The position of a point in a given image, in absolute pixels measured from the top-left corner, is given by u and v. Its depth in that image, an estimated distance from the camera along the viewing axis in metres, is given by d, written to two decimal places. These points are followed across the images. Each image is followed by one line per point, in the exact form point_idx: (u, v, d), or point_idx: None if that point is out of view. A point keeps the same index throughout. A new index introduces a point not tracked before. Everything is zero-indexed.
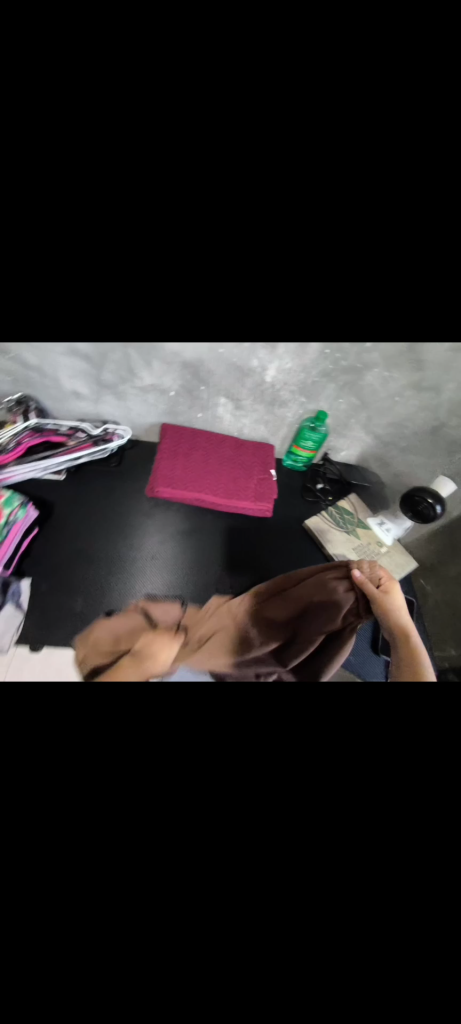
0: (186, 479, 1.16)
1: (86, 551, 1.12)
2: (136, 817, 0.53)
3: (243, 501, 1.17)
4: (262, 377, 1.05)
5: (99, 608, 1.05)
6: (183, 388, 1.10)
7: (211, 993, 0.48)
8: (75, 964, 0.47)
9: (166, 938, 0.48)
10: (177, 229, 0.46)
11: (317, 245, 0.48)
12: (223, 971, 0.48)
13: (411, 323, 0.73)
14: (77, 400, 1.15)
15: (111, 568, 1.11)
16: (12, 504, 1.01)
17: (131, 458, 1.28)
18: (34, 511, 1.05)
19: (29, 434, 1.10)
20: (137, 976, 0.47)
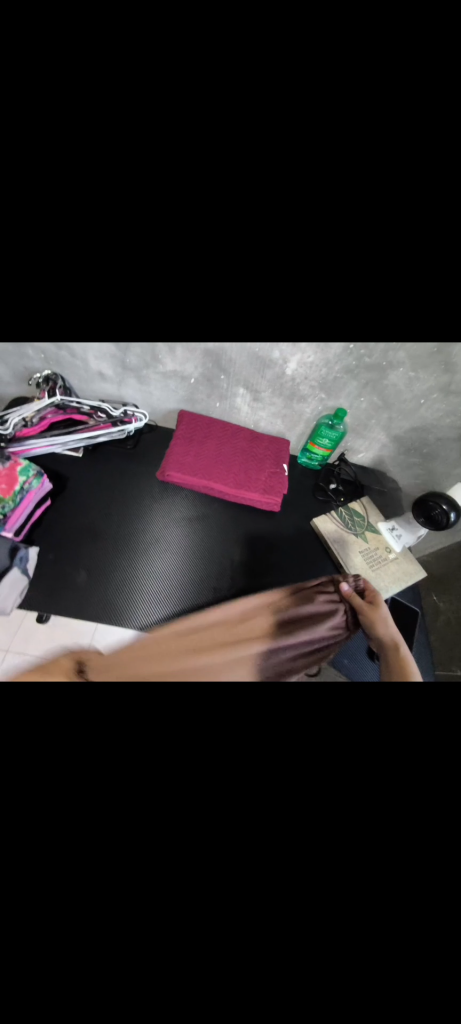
0: (198, 466, 1.17)
1: (95, 528, 1.16)
2: None
3: (253, 494, 1.17)
4: (283, 370, 1.03)
5: (102, 582, 1.10)
6: (202, 376, 1.11)
7: None
8: None
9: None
10: (200, 219, 0.45)
11: (344, 240, 0.46)
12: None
13: (440, 323, 0.69)
14: (101, 382, 1.19)
15: (117, 546, 1.15)
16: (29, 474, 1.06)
17: (147, 441, 1.31)
18: (48, 482, 1.10)
19: (53, 410, 1.14)
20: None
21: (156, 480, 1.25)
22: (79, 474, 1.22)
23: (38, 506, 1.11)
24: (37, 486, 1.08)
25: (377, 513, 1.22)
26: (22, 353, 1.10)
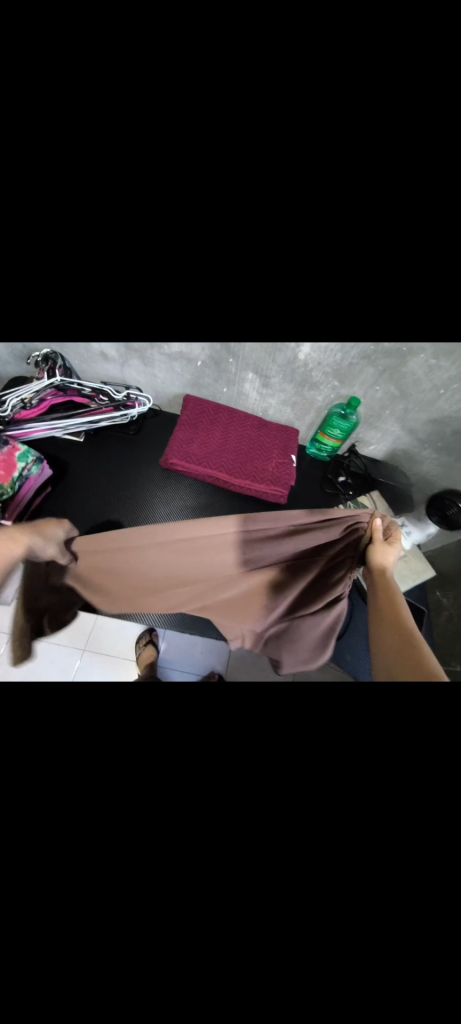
0: (203, 455, 1.13)
1: (96, 516, 1.13)
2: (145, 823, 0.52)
3: (258, 483, 1.12)
4: (295, 354, 0.97)
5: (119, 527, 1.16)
6: (210, 359, 1.05)
7: (169, 982, 0.48)
8: (74, 947, 0.49)
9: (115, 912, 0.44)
10: (212, 211, 0.41)
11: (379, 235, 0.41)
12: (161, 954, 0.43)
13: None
14: (103, 362, 1.13)
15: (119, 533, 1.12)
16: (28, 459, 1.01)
17: (151, 427, 1.26)
18: (48, 469, 1.06)
19: (52, 391, 1.09)
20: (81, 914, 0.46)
21: (158, 468, 1.21)
22: (80, 460, 1.18)
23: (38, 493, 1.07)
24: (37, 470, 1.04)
25: (385, 507, 1.19)
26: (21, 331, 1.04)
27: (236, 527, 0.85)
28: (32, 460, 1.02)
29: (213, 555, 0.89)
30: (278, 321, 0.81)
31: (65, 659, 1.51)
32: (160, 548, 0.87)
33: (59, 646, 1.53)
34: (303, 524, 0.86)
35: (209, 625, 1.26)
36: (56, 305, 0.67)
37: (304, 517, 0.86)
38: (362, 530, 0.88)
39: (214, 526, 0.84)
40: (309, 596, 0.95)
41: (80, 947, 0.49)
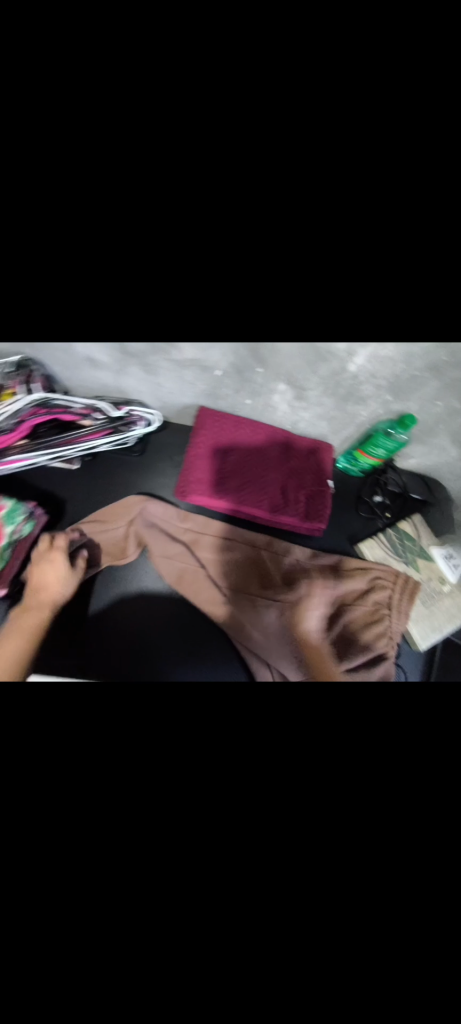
0: (224, 485, 0.95)
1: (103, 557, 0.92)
2: None
3: (288, 516, 0.96)
4: (344, 365, 0.76)
5: (124, 572, 0.94)
6: (233, 367, 0.82)
7: (227, 992, 0.51)
8: (139, 981, 0.51)
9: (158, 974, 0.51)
10: None
11: None
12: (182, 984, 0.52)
13: None
14: (92, 369, 0.89)
15: (130, 577, 0.94)
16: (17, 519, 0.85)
17: (157, 444, 1.03)
18: (43, 519, 0.88)
19: (32, 411, 0.87)
20: (126, 962, 0.52)
21: (170, 495, 1.00)
22: (78, 493, 0.97)
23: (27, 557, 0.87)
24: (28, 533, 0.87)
25: (429, 535, 1.06)
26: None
27: (266, 555, 0.96)
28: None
29: (264, 566, 0.95)
30: (338, 323, 0.59)
31: None
32: (220, 546, 0.95)
33: None
34: (328, 559, 0.98)
35: (175, 650, 0.89)
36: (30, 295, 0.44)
37: (339, 558, 0.99)
38: (388, 586, 0.95)
39: (244, 542, 0.96)
40: (339, 637, 0.89)
41: (146, 978, 0.51)
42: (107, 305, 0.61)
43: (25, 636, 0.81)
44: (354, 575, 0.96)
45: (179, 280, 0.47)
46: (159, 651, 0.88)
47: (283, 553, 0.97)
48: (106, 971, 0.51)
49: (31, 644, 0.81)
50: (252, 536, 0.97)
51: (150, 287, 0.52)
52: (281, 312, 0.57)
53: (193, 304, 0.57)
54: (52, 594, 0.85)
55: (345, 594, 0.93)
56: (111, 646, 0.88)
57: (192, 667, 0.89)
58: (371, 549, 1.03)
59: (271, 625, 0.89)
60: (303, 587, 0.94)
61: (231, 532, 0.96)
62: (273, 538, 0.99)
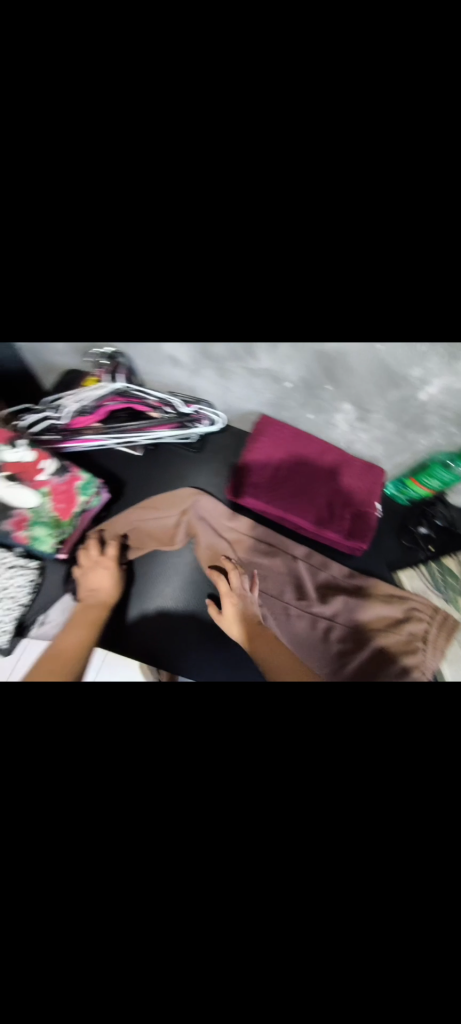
0: (275, 492, 0.98)
1: (150, 541, 0.97)
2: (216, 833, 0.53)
3: (332, 533, 0.97)
4: (415, 390, 0.79)
5: (165, 557, 0.97)
6: (304, 382, 0.87)
7: (220, 963, 0.55)
8: (133, 938, 0.55)
9: (156, 932, 0.57)
10: None
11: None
12: (175, 953, 0.56)
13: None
14: (172, 367, 0.96)
15: (168, 569, 0.95)
16: (89, 490, 0.77)
17: (215, 444, 1.08)
18: (104, 497, 0.77)
19: (112, 398, 0.95)
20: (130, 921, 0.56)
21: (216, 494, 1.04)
22: (137, 478, 1.04)
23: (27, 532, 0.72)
24: (95, 505, 0.79)
25: None
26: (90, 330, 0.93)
27: (304, 566, 0.98)
28: (97, 496, 0.78)
29: (301, 577, 0.97)
30: (421, 333, 0.62)
31: None
32: (260, 550, 0.98)
33: None
34: (365, 580, 0.99)
35: (204, 650, 0.89)
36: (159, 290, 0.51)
37: (376, 583, 0.99)
38: (425, 619, 0.94)
39: (285, 552, 0.98)
40: (365, 653, 0.91)
41: (144, 937, 0.55)
42: (206, 316, 0.68)
43: (83, 628, 0.86)
44: (389, 601, 0.96)
45: (289, 287, 0.52)
46: (190, 647, 0.90)
47: (321, 565, 0.99)
48: (104, 932, 0.54)
49: (89, 635, 0.86)
50: (293, 545, 0.99)
51: (251, 302, 0.58)
52: (373, 325, 0.61)
53: (289, 318, 0.62)
54: (103, 589, 0.89)
55: (378, 618, 0.94)
56: (144, 640, 0.88)
57: (214, 660, 0.89)
58: (411, 579, 1.02)
59: (301, 634, 0.92)
60: (335, 602, 0.95)
61: (273, 539, 0.99)
62: (313, 550, 1.00)
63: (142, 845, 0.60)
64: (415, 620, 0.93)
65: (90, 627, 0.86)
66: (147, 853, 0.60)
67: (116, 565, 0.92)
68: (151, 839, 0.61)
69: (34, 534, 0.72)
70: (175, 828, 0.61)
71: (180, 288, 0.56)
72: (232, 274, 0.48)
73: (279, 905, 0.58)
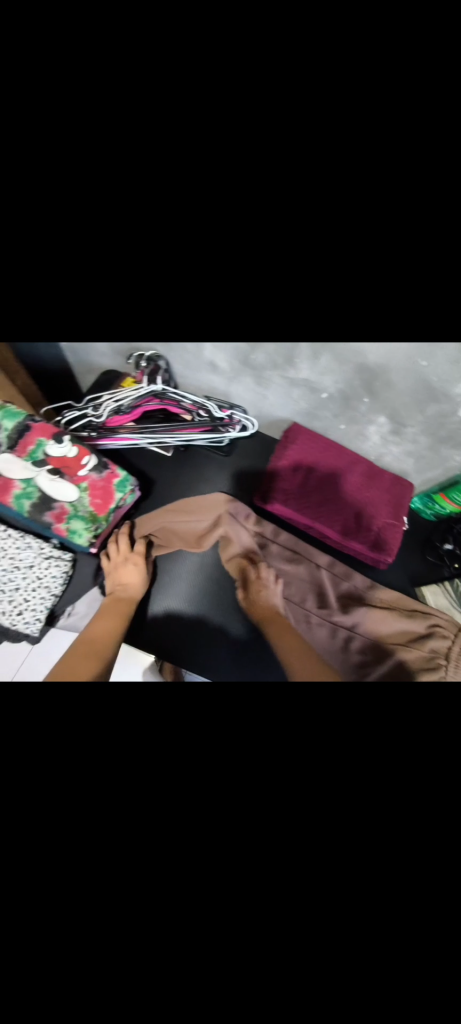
0: (303, 500, 0.98)
1: (174, 541, 0.99)
2: (243, 835, 0.51)
3: (357, 543, 0.97)
4: (454, 407, 0.78)
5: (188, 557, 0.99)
6: (340, 392, 0.88)
7: (248, 994, 0.48)
8: (133, 991, 0.48)
9: (197, 912, 0.48)
10: None
11: None
12: (217, 942, 0.47)
13: None
14: (209, 372, 0.99)
15: (192, 568, 0.99)
16: (124, 489, 0.78)
17: (244, 449, 1.10)
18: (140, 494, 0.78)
19: (149, 398, 0.98)
20: (135, 966, 0.47)
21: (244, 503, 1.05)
22: (166, 478, 1.06)
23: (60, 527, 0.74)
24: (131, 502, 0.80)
25: None
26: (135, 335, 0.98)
27: (327, 575, 0.97)
28: (131, 494, 0.79)
29: (323, 584, 0.97)
30: None
31: None
32: (282, 556, 0.98)
33: None
34: (386, 591, 0.98)
35: (230, 652, 0.94)
36: (218, 288, 0.51)
37: (399, 597, 0.97)
38: (449, 637, 0.91)
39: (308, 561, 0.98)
40: (386, 657, 0.90)
41: (151, 981, 0.47)
42: (253, 325, 0.69)
43: (113, 623, 0.85)
44: (411, 609, 0.95)
45: (345, 299, 0.54)
46: (216, 648, 0.94)
47: (342, 573, 0.98)
48: (104, 973, 0.47)
49: (117, 628, 0.84)
50: (317, 554, 0.99)
51: (305, 312, 0.58)
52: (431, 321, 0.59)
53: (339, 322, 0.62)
54: (132, 587, 0.90)
55: (399, 628, 0.93)
56: (177, 642, 0.94)
57: (235, 662, 0.93)
58: (434, 595, 1.01)
59: (322, 640, 0.93)
60: (355, 609, 0.95)
61: (297, 547, 0.99)
62: (337, 561, 1.00)
63: (176, 826, 0.51)
64: (440, 638, 0.91)
65: (119, 622, 0.85)
66: (183, 834, 0.51)
67: (144, 565, 0.93)
68: (186, 826, 0.51)
69: (72, 529, 0.75)
70: (216, 808, 0.52)
71: (235, 298, 0.57)
72: (291, 286, 0.49)
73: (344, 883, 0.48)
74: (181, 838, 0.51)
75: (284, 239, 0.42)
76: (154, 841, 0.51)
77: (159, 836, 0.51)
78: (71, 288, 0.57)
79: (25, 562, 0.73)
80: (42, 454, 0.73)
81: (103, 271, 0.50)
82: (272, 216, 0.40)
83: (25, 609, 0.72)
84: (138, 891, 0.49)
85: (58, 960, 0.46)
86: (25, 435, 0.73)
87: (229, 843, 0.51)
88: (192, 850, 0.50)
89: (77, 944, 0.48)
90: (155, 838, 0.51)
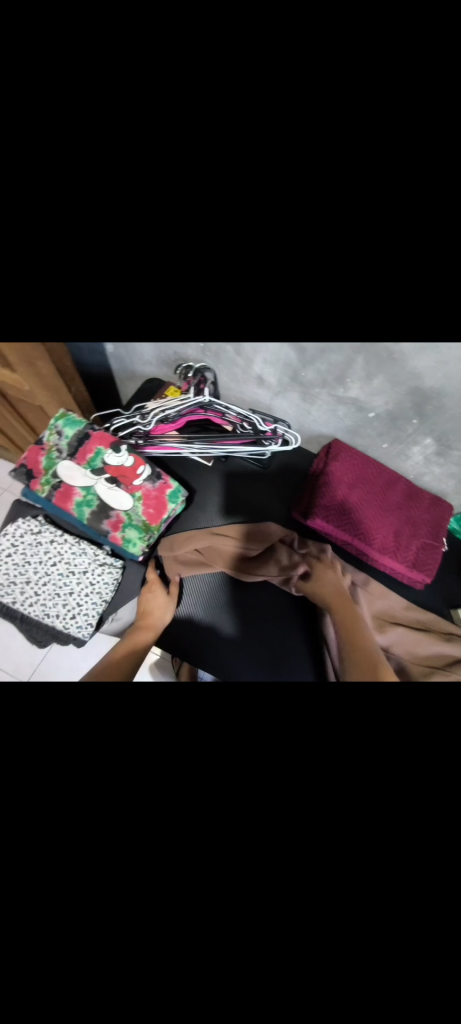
0: (344, 517, 0.99)
1: (205, 555, 0.96)
2: (303, 870, 0.48)
3: (397, 563, 0.97)
4: None
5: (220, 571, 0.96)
6: (387, 412, 0.89)
7: None
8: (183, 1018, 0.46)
9: (243, 937, 0.46)
10: None
11: None
12: (256, 958, 0.46)
13: None
14: (256, 385, 1.01)
15: (225, 580, 0.97)
16: (177, 497, 0.78)
17: (283, 462, 1.11)
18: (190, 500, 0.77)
19: (195, 408, 0.99)
20: (187, 988, 0.46)
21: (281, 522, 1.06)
22: (206, 487, 1.08)
23: (116, 534, 0.78)
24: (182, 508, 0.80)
25: None
26: (186, 345, 1.00)
27: (363, 593, 0.95)
28: (182, 504, 0.78)
29: (361, 602, 0.95)
30: None
31: (67, 663, 1.27)
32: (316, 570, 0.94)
33: (74, 657, 1.28)
34: (420, 613, 0.97)
35: (245, 651, 0.93)
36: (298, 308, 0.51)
37: (436, 620, 0.96)
38: None
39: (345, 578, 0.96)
40: (422, 662, 0.92)
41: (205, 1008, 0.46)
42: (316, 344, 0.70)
43: (136, 648, 0.85)
44: (444, 626, 0.96)
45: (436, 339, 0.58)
46: (231, 653, 0.93)
47: (377, 593, 0.97)
48: (152, 1003, 0.45)
49: (139, 653, 0.84)
50: (354, 571, 0.98)
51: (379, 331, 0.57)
52: None
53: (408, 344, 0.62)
54: (155, 616, 0.90)
55: (432, 648, 0.93)
56: (195, 642, 0.95)
57: (269, 671, 0.91)
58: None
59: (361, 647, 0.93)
60: (388, 625, 0.95)
61: (334, 566, 0.97)
62: (372, 579, 0.99)
63: (223, 832, 0.50)
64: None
65: (141, 647, 0.86)
66: (230, 843, 0.50)
67: (163, 589, 0.94)
68: (230, 855, 0.49)
69: (127, 538, 0.78)
70: (261, 814, 0.51)
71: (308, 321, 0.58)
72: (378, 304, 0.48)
73: (395, 904, 0.46)
74: (238, 865, 0.49)
75: (368, 261, 0.44)
76: (211, 868, 0.48)
77: (214, 861, 0.49)
78: (154, 306, 0.61)
79: (80, 565, 0.76)
80: (101, 461, 0.75)
81: (192, 284, 0.54)
82: (381, 234, 0.40)
83: (78, 611, 0.75)
84: (191, 926, 0.46)
85: (115, 982, 0.45)
86: (84, 443, 0.75)
87: (289, 878, 0.48)
88: (252, 882, 0.48)
89: (125, 974, 0.45)
90: (211, 865, 0.48)
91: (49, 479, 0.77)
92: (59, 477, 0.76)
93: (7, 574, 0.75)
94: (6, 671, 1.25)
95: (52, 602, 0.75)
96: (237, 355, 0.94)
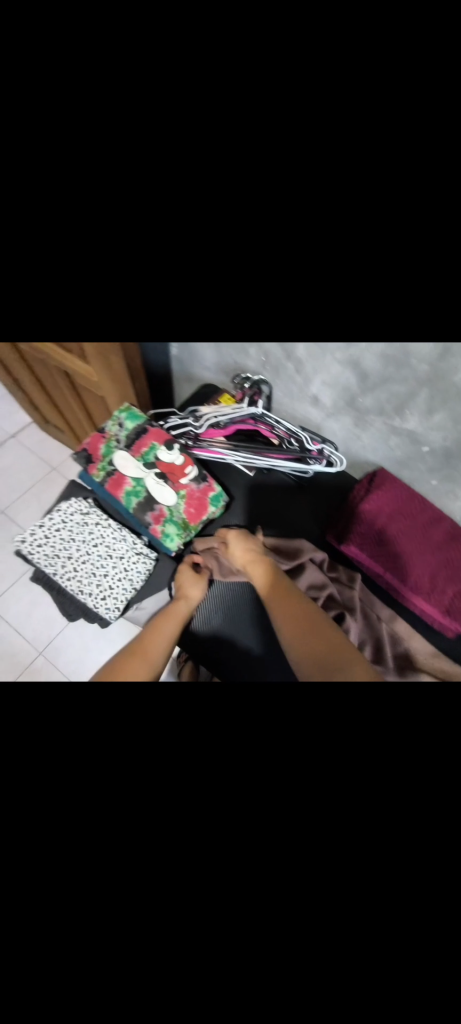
0: (376, 548, 0.97)
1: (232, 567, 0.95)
2: (293, 902, 0.46)
3: (427, 604, 0.93)
4: None
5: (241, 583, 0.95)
6: (443, 448, 0.86)
7: None
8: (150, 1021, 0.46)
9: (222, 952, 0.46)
10: None
11: None
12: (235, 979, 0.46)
13: None
14: (310, 404, 1.02)
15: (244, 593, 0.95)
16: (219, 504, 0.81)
17: (323, 484, 1.10)
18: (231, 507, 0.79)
19: (246, 418, 1.02)
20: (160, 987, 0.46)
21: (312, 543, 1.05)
22: (244, 495, 1.10)
23: (156, 527, 0.81)
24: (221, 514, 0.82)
25: None
26: (248, 357, 1.03)
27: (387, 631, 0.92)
28: (222, 509, 0.80)
29: (384, 639, 0.91)
30: None
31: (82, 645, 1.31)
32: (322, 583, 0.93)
33: (89, 638, 1.32)
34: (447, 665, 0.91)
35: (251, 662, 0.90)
36: None
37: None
38: None
39: (369, 611, 0.94)
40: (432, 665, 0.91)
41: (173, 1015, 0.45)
42: None
43: (171, 628, 0.85)
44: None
45: None
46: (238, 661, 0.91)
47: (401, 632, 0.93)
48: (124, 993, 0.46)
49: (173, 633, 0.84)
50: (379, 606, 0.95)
51: None
52: None
53: None
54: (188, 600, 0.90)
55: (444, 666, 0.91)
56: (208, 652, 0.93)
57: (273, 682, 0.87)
58: None
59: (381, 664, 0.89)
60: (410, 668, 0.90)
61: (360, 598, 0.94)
62: (400, 620, 0.95)
63: (218, 842, 0.50)
64: None
65: (176, 627, 0.86)
66: (223, 856, 0.49)
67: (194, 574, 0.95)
68: (221, 867, 0.49)
69: (166, 532, 0.80)
70: (257, 847, 0.49)
71: None
72: None
73: (383, 965, 0.44)
74: (228, 878, 0.48)
75: None
76: (201, 874, 0.48)
77: (205, 869, 0.48)
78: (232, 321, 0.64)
79: (118, 551, 0.80)
80: (154, 456, 0.79)
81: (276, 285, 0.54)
82: None
83: (109, 594, 0.79)
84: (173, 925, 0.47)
85: (92, 959, 0.46)
86: (140, 437, 0.80)
87: (277, 905, 0.47)
88: (239, 898, 0.47)
89: (103, 955, 0.46)
90: (201, 871, 0.48)
91: (105, 466, 0.82)
92: (114, 466, 0.81)
93: (52, 547, 0.81)
94: (26, 639, 1.32)
95: (86, 581, 0.80)
96: (297, 373, 0.96)
